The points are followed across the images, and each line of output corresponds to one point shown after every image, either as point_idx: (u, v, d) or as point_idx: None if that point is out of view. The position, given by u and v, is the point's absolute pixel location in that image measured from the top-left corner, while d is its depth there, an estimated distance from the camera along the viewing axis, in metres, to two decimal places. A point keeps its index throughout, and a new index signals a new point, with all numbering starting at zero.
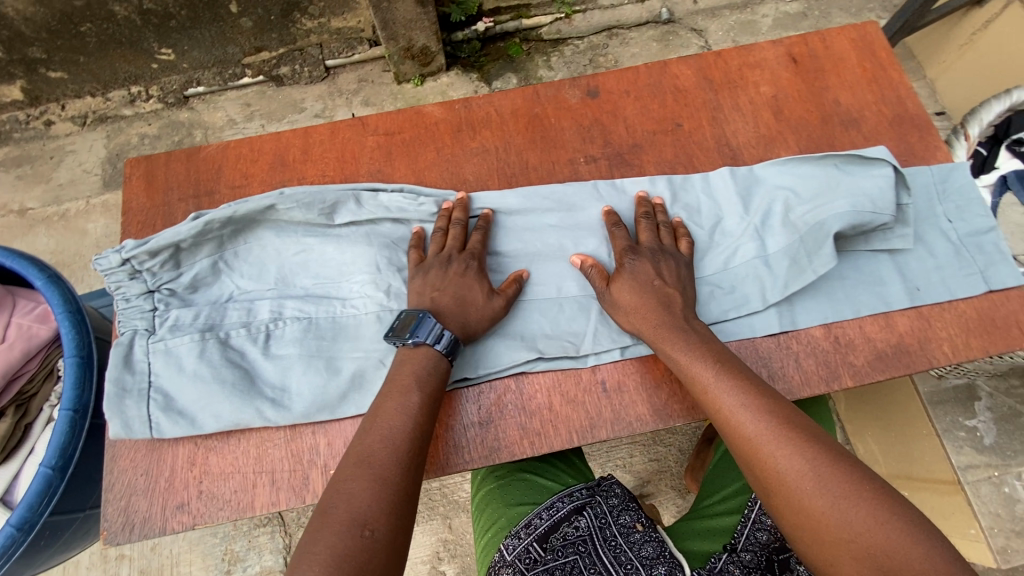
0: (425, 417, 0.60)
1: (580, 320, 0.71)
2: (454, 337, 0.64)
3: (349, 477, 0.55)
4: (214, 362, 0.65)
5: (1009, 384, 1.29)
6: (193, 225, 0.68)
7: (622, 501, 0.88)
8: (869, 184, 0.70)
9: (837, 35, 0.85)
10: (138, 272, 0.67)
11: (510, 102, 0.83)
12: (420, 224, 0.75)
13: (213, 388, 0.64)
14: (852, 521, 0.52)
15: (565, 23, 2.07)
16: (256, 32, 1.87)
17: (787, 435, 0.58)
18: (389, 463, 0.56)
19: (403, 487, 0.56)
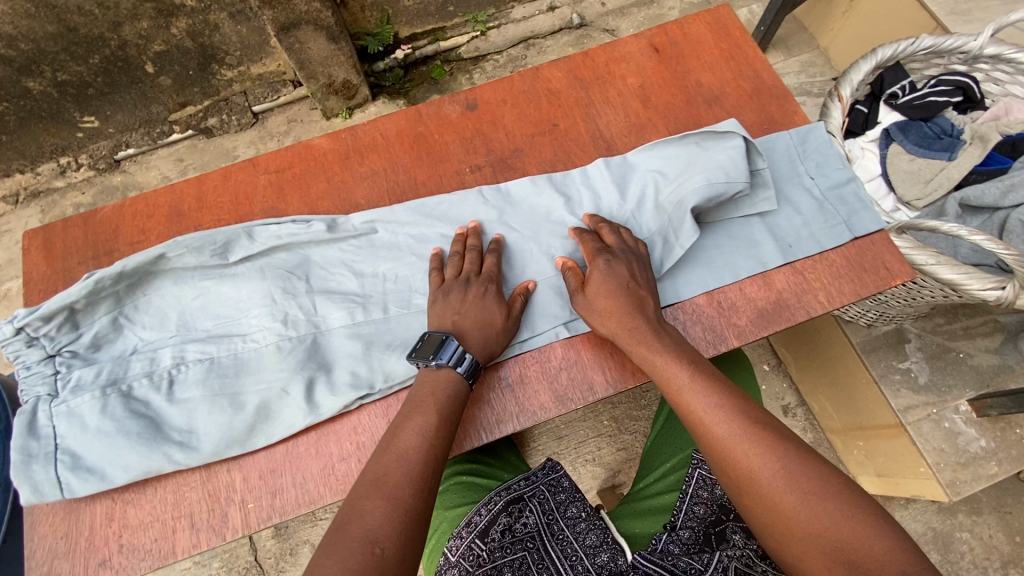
0: (439, 437, 0.62)
1: None
2: (476, 360, 0.67)
3: (364, 499, 0.56)
4: (117, 415, 0.67)
5: (935, 323, 1.34)
6: (83, 285, 0.69)
7: (570, 495, 0.91)
8: (720, 157, 0.74)
9: (693, 21, 0.91)
10: (36, 339, 0.69)
11: (394, 124, 0.86)
12: (313, 251, 0.77)
13: (117, 441, 0.66)
14: (825, 519, 0.54)
15: (482, 40, 2.12)
16: (177, 88, 1.89)
17: (760, 435, 0.60)
18: (404, 484, 0.58)
19: (418, 508, 0.57)
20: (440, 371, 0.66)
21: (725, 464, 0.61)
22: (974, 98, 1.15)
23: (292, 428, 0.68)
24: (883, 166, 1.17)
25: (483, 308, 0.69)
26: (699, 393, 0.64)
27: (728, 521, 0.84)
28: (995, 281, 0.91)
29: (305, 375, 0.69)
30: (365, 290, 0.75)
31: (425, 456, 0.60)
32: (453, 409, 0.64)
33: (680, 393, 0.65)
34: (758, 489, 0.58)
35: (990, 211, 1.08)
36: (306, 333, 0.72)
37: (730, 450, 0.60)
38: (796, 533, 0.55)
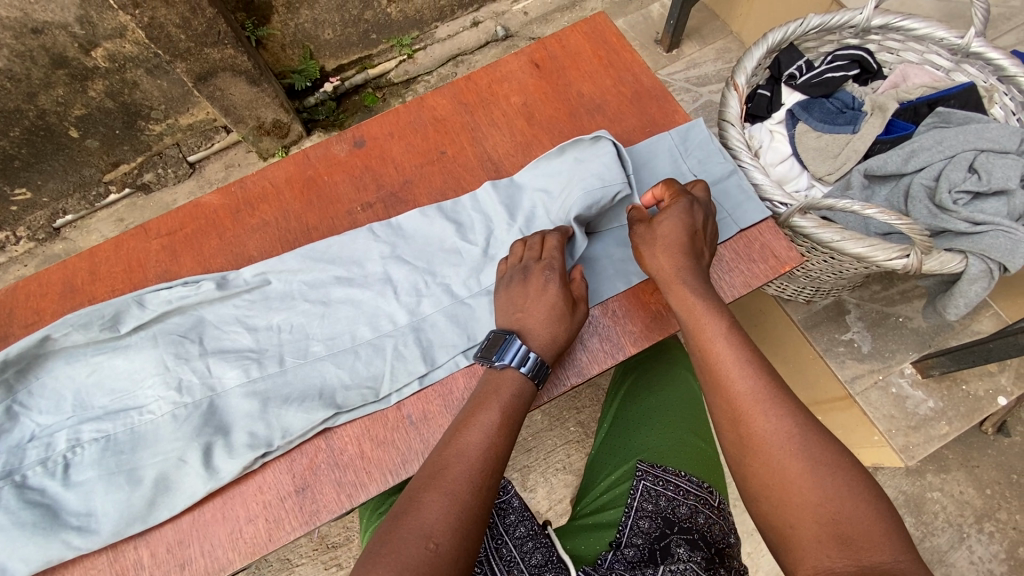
0: (502, 438, 0.62)
1: (377, 362, 0.73)
2: (540, 358, 0.67)
3: (423, 491, 0.57)
4: (12, 508, 0.66)
5: (871, 292, 1.35)
6: None
7: (518, 514, 0.81)
8: (598, 167, 0.76)
9: (572, 32, 0.91)
10: None
11: (283, 171, 0.85)
12: (205, 311, 0.76)
13: (15, 535, 0.65)
14: (822, 488, 0.56)
15: (410, 64, 2.11)
16: (106, 149, 1.85)
17: (778, 401, 0.62)
18: (463, 480, 0.58)
19: (477, 508, 0.57)
20: (504, 370, 0.67)
21: (736, 419, 0.62)
22: (871, 69, 1.17)
23: (194, 496, 0.67)
24: (793, 146, 1.18)
25: (542, 300, 0.70)
26: (728, 351, 0.65)
27: (673, 534, 0.77)
28: (899, 249, 0.90)
29: (201, 441, 0.69)
30: (260, 345, 0.74)
31: (490, 452, 0.61)
32: (518, 408, 0.65)
33: (709, 349, 0.66)
34: (761, 449, 0.60)
35: (897, 177, 1.09)
36: (201, 397, 0.71)
37: (746, 408, 0.62)
38: (788, 495, 0.58)
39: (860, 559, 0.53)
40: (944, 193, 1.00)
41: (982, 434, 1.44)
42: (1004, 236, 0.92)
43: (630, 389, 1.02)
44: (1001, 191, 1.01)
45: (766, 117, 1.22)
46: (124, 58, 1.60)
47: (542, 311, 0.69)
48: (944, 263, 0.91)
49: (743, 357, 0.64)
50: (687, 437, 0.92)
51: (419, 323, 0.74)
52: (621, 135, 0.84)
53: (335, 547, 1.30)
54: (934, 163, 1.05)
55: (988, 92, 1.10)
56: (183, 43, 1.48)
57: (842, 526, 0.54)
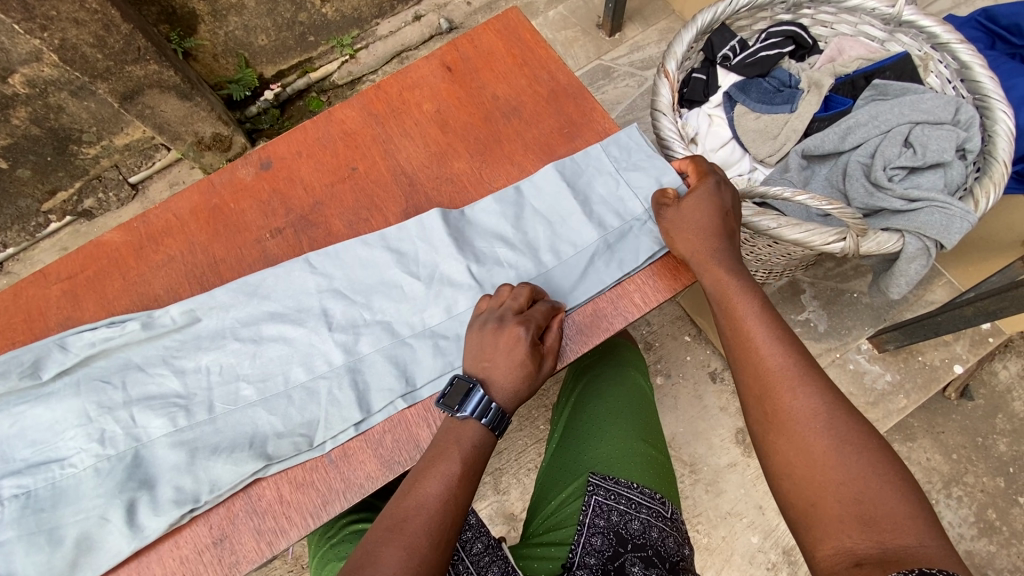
0: (462, 488, 0.61)
1: (312, 407, 0.68)
2: (500, 410, 0.66)
3: (382, 544, 0.56)
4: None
5: (825, 269, 1.33)
6: None
7: (475, 530, 0.79)
8: (561, 199, 0.77)
9: (483, 30, 0.87)
10: None
11: (186, 202, 0.81)
12: (130, 352, 0.69)
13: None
14: (846, 469, 0.55)
15: (352, 64, 2.02)
16: (40, 177, 1.76)
17: (807, 379, 0.61)
18: (421, 533, 0.57)
19: (435, 562, 0.56)
20: (465, 420, 0.64)
21: (762, 402, 0.63)
22: (806, 45, 1.15)
23: (120, 555, 0.62)
24: (732, 129, 1.16)
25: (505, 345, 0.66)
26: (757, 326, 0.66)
27: (626, 553, 0.74)
28: (835, 232, 0.88)
29: (124, 498, 0.63)
30: (188, 390, 0.68)
31: (451, 505, 0.60)
32: (477, 456, 0.63)
33: (744, 324, 0.66)
34: (784, 421, 0.60)
35: (835, 155, 1.08)
36: (126, 449, 0.65)
37: (775, 385, 0.62)
38: (813, 475, 0.57)
39: (884, 540, 0.51)
40: (878, 171, 0.99)
41: (944, 399, 1.44)
42: (938, 212, 0.91)
43: (579, 397, 0.97)
44: (937, 164, 0.99)
45: (704, 100, 1.18)
46: (44, 82, 1.48)
47: (512, 361, 0.66)
48: (880, 244, 0.89)
49: (771, 337, 0.64)
50: (636, 445, 0.88)
51: (356, 364, 0.70)
52: (539, 138, 0.81)
53: None
54: (870, 139, 1.04)
55: (923, 61, 1.06)
56: (100, 63, 1.39)
57: (866, 505, 0.53)
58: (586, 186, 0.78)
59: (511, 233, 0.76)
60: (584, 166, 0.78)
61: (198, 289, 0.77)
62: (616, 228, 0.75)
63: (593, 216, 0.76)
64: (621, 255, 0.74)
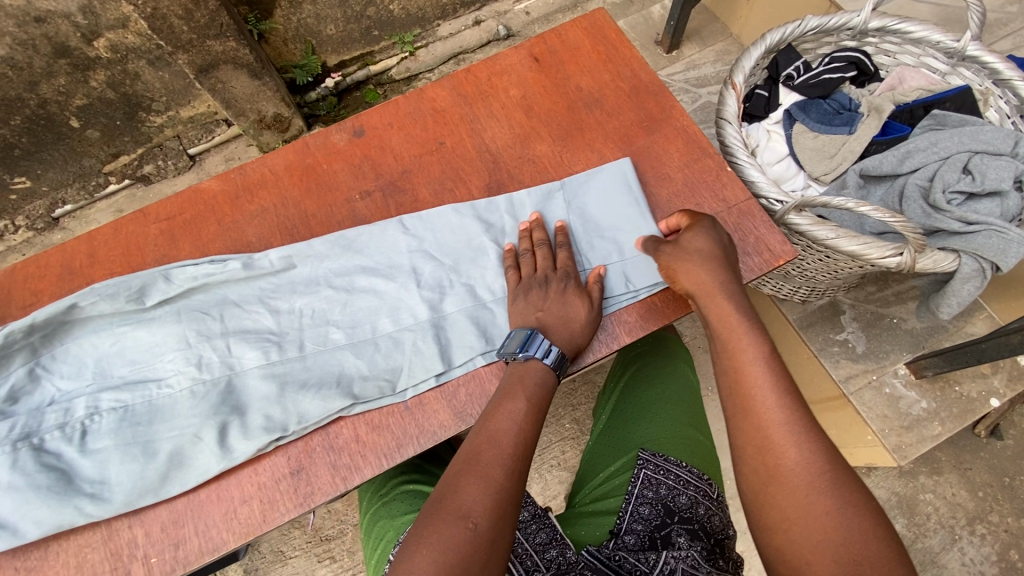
0: (531, 425, 0.64)
1: (397, 355, 0.72)
2: (560, 352, 0.69)
3: (460, 474, 0.59)
4: (27, 471, 0.65)
5: (866, 292, 1.36)
6: None
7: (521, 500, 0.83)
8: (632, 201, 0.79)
9: (570, 27, 0.92)
10: None
11: (282, 159, 0.86)
12: (230, 289, 0.75)
13: (27, 496, 0.64)
14: (831, 508, 0.56)
15: (412, 61, 2.11)
16: (106, 139, 1.83)
17: (788, 412, 0.62)
18: (496, 464, 0.60)
19: (511, 490, 0.59)
20: (528, 362, 0.69)
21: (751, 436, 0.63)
22: (867, 71, 1.19)
23: (206, 473, 0.67)
24: (790, 146, 1.20)
25: (564, 304, 0.72)
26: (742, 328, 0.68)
27: (672, 524, 0.76)
28: (892, 248, 0.92)
29: (218, 420, 0.68)
30: (281, 328, 0.73)
31: (523, 441, 0.63)
32: (542, 397, 0.67)
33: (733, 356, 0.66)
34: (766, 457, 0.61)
35: (892, 178, 1.11)
36: (220, 376, 0.70)
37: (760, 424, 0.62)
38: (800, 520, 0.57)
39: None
40: (937, 193, 1.02)
41: (974, 436, 1.44)
42: (997, 236, 0.94)
43: (630, 382, 1.01)
44: (995, 192, 1.02)
45: (764, 116, 1.23)
46: (126, 49, 1.58)
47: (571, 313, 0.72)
48: (937, 262, 0.93)
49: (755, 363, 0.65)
50: (685, 430, 0.90)
51: (440, 320, 0.73)
52: (620, 128, 0.84)
53: (329, 539, 1.41)
54: (928, 164, 1.07)
55: (984, 95, 1.11)
56: (184, 35, 1.47)
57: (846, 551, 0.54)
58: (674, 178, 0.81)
59: (594, 216, 0.79)
60: (664, 158, 0.82)
61: (288, 240, 0.82)
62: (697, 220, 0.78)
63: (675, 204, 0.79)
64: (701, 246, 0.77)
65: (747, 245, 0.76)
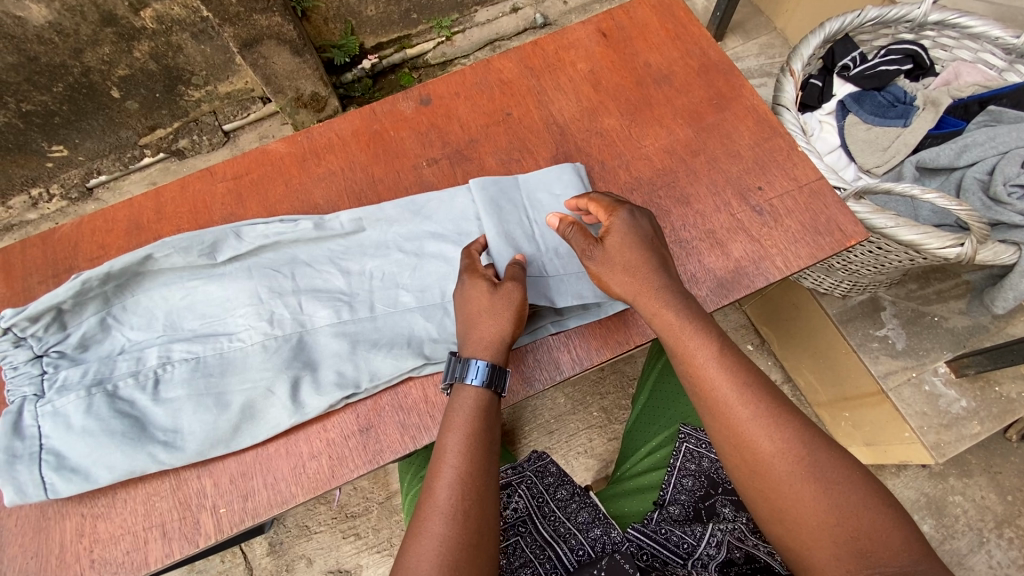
0: (476, 454, 0.61)
1: None
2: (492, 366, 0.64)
3: (423, 522, 0.57)
4: (102, 416, 0.65)
5: (908, 290, 1.35)
6: (70, 286, 0.66)
7: (558, 479, 0.83)
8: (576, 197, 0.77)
9: (639, 4, 0.92)
10: (23, 339, 0.66)
11: (349, 124, 0.87)
12: (299, 248, 0.75)
13: (102, 441, 0.64)
14: (842, 502, 0.56)
15: (448, 46, 2.06)
16: (145, 112, 1.76)
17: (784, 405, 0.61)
18: (455, 503, 0.57)
19: (478, 521, 0.57)
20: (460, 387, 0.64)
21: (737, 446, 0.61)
22: (923, 65, 1.17)
23: (278, 427, 0.67)
24: (841, 137, 1.20)
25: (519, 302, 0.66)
26: None
27: (717, 495, 0.76)
28: (953, 238, 0.92)
29: (290, 374, 0.68)
30: (351, 289, 0.73)
31: (476, 468, 0.60)
32: (481, 422, 0.63)
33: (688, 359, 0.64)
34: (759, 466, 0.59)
35: (948, 171, 1.11)
36: (292, 332, 0.71)
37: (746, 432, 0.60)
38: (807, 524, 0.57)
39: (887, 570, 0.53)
40: (998, 186, 1.01)
41: (1005, 440, 1.43)
42: None
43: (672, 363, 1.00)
44: None
45: (817, 107, 1.24)
46: (171, 20, 1.54)
47: None
48: (997, 254, 0.94)
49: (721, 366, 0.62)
50: None
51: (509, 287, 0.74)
52: (689, 105, 0.84)
53: (355, 516, 1.38)
54: (986, 158, 1.05)
55: None
56: (232, 8, 1.44)
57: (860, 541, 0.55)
58: (743, 156, 0.81)
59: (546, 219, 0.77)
60: (734, 136, 0.82)
61: (356, 204, 0.82)
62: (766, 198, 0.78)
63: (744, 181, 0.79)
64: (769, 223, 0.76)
65: (814, 224, 0.76)
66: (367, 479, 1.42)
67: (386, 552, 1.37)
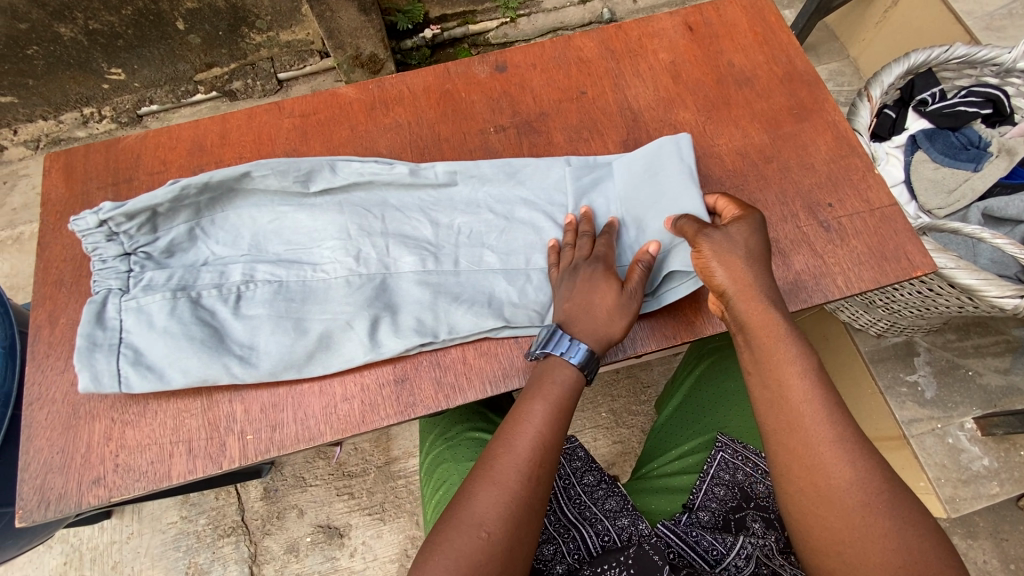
0: (550, 428, 0.61)
1: (546, 290, 0.71)
2: (587, 349, 0.63)
3: (474, 482, 0.58)
4: (184, 320, 0.66)
5: (945, 338, 1.32)
6: (170, 189, 0.68)
7: (585, 464, 0.82)
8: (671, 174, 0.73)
9: (730, 3, 0.90)
10: (116, 234, 0.68)
11: (422, 80, 0.86)
12: (393, 192, 0.75)
13: (181, 344, 0.65)
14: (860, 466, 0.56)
15: (511, 28, 1.94)
16: (206, 48, 1.71)
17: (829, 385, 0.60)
18: (512, 473, 0.58)
19: (526, 499, 0.57)
20: (549, 360, 0.64)
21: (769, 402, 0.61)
22: (1003, 112, 1.13)
23: (352, 361, 0.68)
24: (906, 173, 1.17)
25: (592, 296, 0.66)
26: None
27: (749, 509, 0.75)
28: (1014, 288, 0.88)
29: (371, 313, 0.68)
30: (438, 240, 0.73)
31: (543, 444, 0.60)
32: (565, 400, 0.63)
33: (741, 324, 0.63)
34: (784, 421, 0.59)
35: (1013, 224, 1.07)
36: (377, 272, 0.71)
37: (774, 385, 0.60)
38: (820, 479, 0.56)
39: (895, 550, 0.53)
40: None
41: (1017, 508, 1.39)
42: None
43: (703, 373, 0.96)
44: None
45: (886, 138, 1.21)
46: None
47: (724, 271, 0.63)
48: None
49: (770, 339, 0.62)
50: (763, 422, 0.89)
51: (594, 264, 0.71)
52: (769, 110, 0.83)
53: (351, 476, 1.35)
54: None
55: None
56: None
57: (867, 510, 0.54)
58: (817, 170, 0.79)
59: (637, 199, 0.74)
60: (810, 150, 0.80)
61: (419, 158, 0.82)
62: (834, 217, 0.76)
63: (812, 196, 0.77)
64: (835, 241, 0.75)
65: (880, 248, 0.74)
66: (368, 440, 1.38)
67: (378, 517, 1.33)
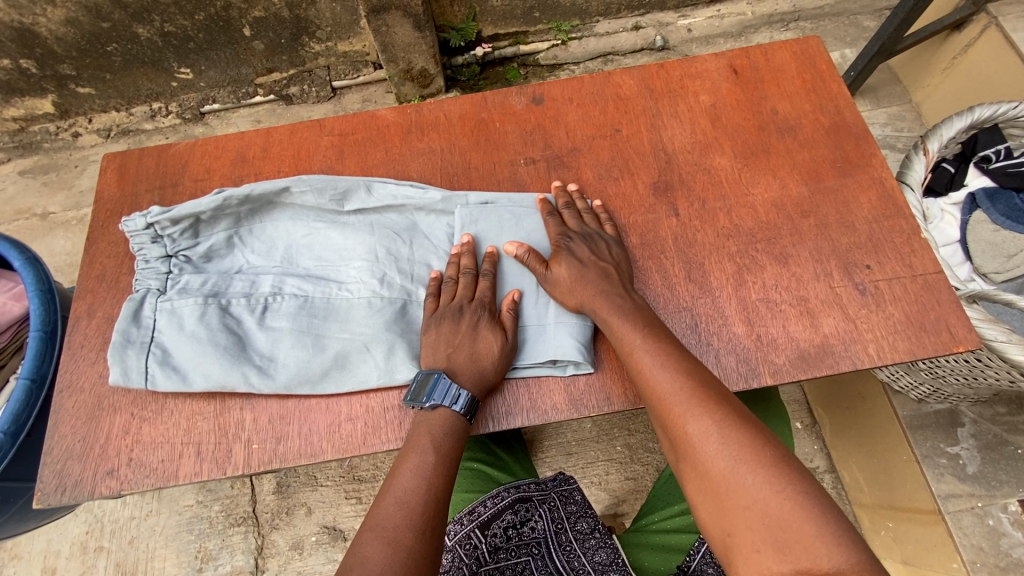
0: (439, 477, 0.61)
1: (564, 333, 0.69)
2: (469, 397, 0.65)
3: (368, 539, 0.55)
4: (212, 326, 0.69)
5: (994, 412, 1.23)
6: (214, 199, 0.71)
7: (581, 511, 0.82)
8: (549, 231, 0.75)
9: (779, 48, 0.88)
10: (160, 237, 0.72)
11: (459, 107, 0.87)
12: (422, 217, 0.76)
13: (206, 350, 0.68)
14: None
15: (562, 49, 1.92)
16: (268, 54, 1.80)
17: None
18: (405, 527, 0.56)
19: (420, 552, 0.55)
20: (435, 410, 0.65)
21: None
22: None
23: (364, 383, 0.68)
24: (962, 233, 1.11)
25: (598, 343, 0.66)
26: None
27: None
28: None
29: (387, 338, 0.69)
30: None
31: (434, 495, 0.59)
32: (452, 449, 0.63)
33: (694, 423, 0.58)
34: None
35: None
36: (398, 297, 0.72)
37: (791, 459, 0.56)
38: None
39: None
40: None
41: None
42: None
43: None
44: None
45: (941, 195, 1.15)
46: None
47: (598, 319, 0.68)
48: None
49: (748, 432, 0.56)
50: None
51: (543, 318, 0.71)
52: (811, 162, 0.80)
53: (359, 483, 1.36)
54: None
55: None
56: None
57: None
58: (857, 228, 0.75)
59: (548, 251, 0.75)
60: (851, 206, 0.76)
61: (448, 184, 0.82)
62: (870, 280, 0.72)
63: (848, 255, 0.74)
64: (868, 306, 0.71)
65: (917, 317, 0.70)
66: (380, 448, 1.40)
67: None
